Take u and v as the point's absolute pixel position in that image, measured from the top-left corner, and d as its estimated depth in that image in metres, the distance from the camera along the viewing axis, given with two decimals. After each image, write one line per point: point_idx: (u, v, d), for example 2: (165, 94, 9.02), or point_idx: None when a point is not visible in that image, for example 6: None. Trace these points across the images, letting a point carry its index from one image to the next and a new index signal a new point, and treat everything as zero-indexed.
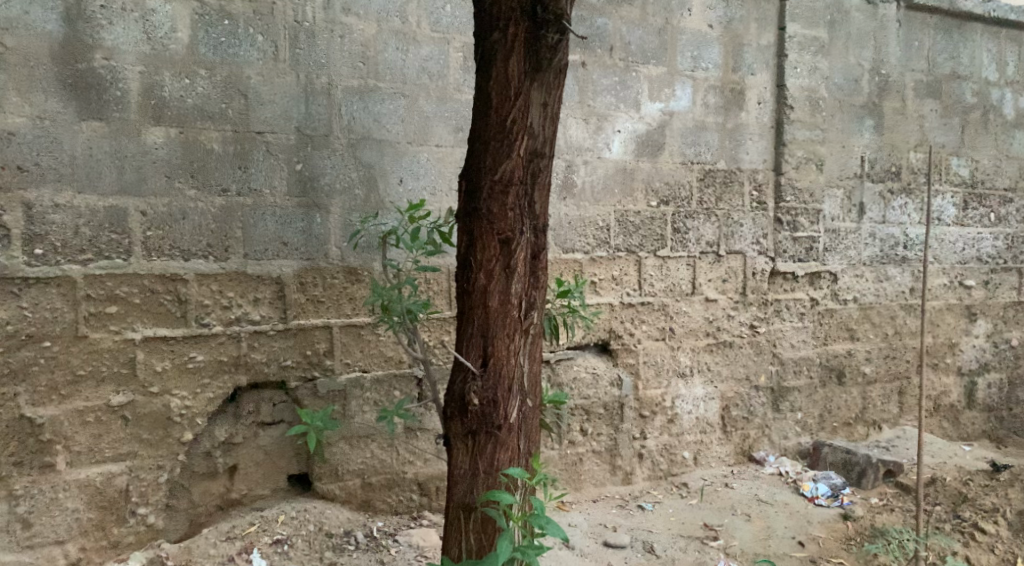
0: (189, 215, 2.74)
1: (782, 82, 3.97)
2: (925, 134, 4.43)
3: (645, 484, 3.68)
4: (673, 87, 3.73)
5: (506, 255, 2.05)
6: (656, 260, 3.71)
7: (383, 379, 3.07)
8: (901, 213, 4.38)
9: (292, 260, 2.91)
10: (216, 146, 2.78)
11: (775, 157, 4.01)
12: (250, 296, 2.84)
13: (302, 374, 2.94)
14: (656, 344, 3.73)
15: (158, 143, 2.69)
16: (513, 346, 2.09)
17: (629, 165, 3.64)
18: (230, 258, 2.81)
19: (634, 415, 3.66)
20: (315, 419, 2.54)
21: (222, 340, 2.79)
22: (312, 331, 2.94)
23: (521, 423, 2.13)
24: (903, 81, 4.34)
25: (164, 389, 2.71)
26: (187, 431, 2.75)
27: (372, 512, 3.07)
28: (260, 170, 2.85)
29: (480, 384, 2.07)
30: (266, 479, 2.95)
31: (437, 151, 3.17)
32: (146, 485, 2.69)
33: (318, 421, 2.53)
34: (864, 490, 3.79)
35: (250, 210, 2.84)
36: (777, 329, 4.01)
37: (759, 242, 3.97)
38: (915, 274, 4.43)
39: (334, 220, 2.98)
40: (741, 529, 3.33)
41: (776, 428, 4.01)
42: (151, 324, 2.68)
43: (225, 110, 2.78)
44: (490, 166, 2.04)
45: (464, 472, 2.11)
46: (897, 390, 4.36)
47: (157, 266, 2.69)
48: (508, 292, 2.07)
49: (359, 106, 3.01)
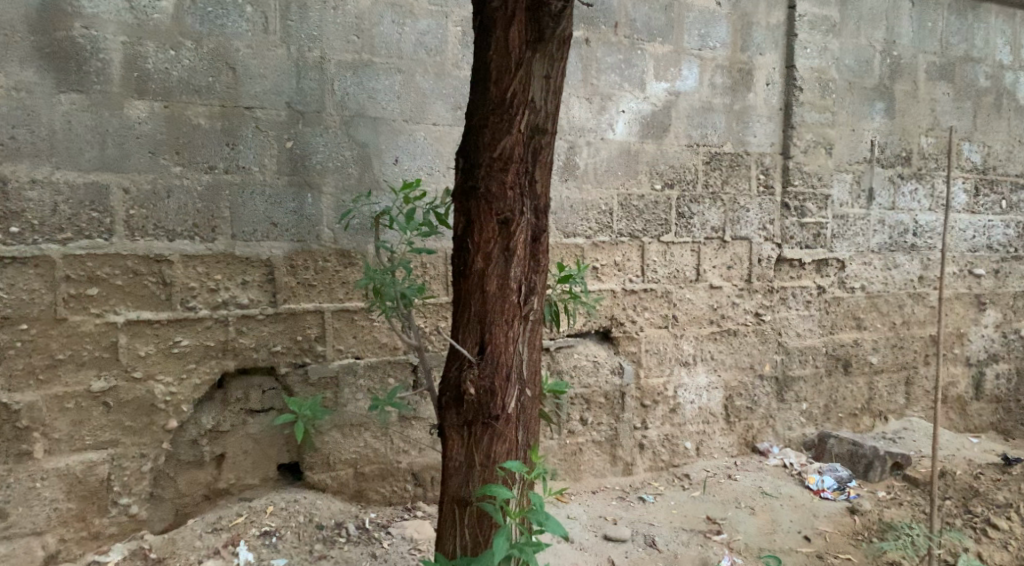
0: (174, 193, 2.62)
1: (792, 63, 3.84)
2: (937, 119, 4.31)
3: (646, 475, 3.59)
4: (680, 66, 3.60)
5: (505, 236, 1.94)
6: (660, 245, 3.60)
7: (377, 366, 2.97)
8: (911, 199, 4.26)
9: (282, 241, 2.79)
10: (203, 121, 2.65)
11: (783, 140, 3.88)
12: (238, 278, 2.72)
13: (293, 360, 2.83)
14: (659, 332, 3.62)
15: (141, 117, 2.56)
16: (512, 333, 1.98)
17: (633, 147, 3.52)
18: (218, 239, 2.69)
19: (634, 404, 3.56)
20: (302, 407, 2.43)
21: (209, 325, 2.68)
22: (303, 315, 2.83)
23: (520, 414, 2.02)
24: (915, 64, 4.21)
25: (147, 374, 2.60)
26: (172, 418, 2.65)
27: (365, 503, 2.97)
28: (249, 147, 2.73)
29: (477, 373, 1.97)
30: (256, 468, 2.84)
31: (435, 129, 3.04)
32: (129, 474, 2.59)
33: (306, 409, 2.42)
34: (871, 483, 3.70)
35: (238, 188, 2.72)
36: (783, 317, 3.91)
37: (765, 228, 3.85)
38: (925, 262, 4.31)
39: (326, 200, 2.85)
40: (745, 523, 3.24)
41: (781, 419, 3.92)
42: (135, 307, 2.57)
43: (212, 83, 2.66)
44: (488, 143, 1.92)
45: (459, 465, 2.01)
46: (904, 380, 4.26)
47: (140, 246, 2.58)
48: (507, 275, 1.96)
49: (354, 82, 2.88)
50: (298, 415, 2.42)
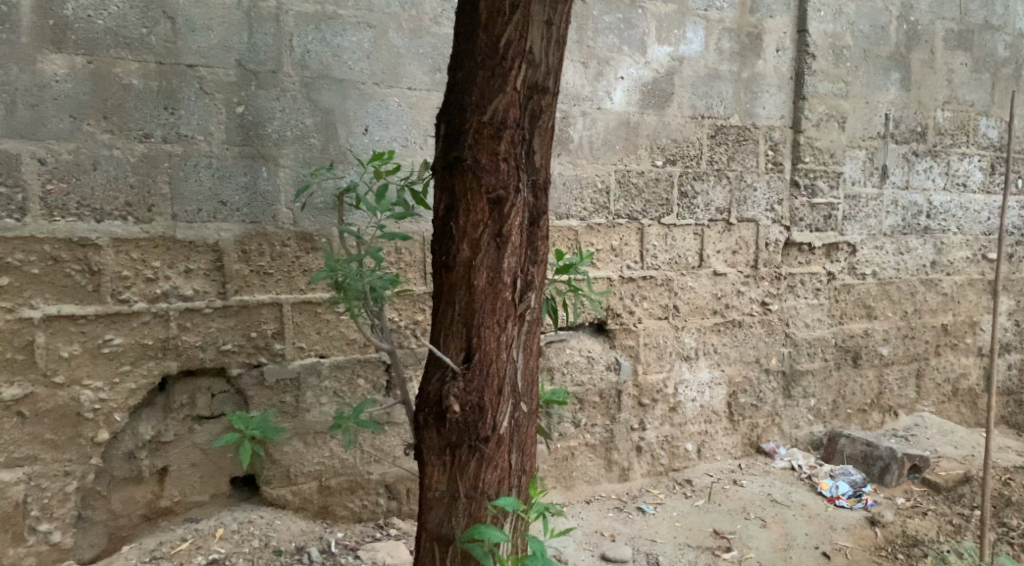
0: (101, 165, 2.21)
1: (805, 27, 3.48)
2: (953, 91, 3.98)
3: (644, 482, 3.28)
4: (684, 28, 3.23)
5: (497, 219, 1.59)
6: (661, 228, 3.26)
7: (344, 366, 2.61)
8: (926, 177, 3.95)
9: (233, 223, 2.40)
10: (135, 80, 2.23)
11: (793, 112, 3.54)
12: (181, 266, 2.33)
13: (247, 359, 2.46)
14: (658, 324, 3.29)
15: (59, 74, 2.14)
16: (505, 337, 1.63)
17: (633, 118, 3.15)
18: (155, 220, 2.29)
19: (632, 403, 3.24)
20: (251, 425, 2.03)
21: (146, 321, 2.29)
22: (258, 309, 2.45)
23: (513, 433, 1.67)
24: (933, 30, 3.87)
25: (72, 378, 2.21)
26: (102, 429, 2.26)
27: (331, 520, 2.63)
28: (192, 112, 2.32)
29: (463, 385, 1.61)
30: (204, 483, 2.47)
31: (411, 95, 2.65)
32: (50, 496, 2.21)
33: (254, 427, 2.02)
34: (887, 488, 3.45)
35: (180, 160, 2.31)
36: (791, 307, 3.59)
37: (774, 209, 3.52)
38: (938, 246, 4.02)
39: (283, 174, 2.46)
40: (758, 537, 2.96)
41: (787, 416, 3.63)
42: (55, 300, 2.17)
43: (146, 36, 2.23)
44: (477, 103, 1.58)
45: (440, 496, 1.66)
46: (914, 372, 3.99)
47: (61, 228, 2.17)
48: (499, 267, 1.61)
49: (316, 38, 2.48)
50: (246, 434, 2.02)
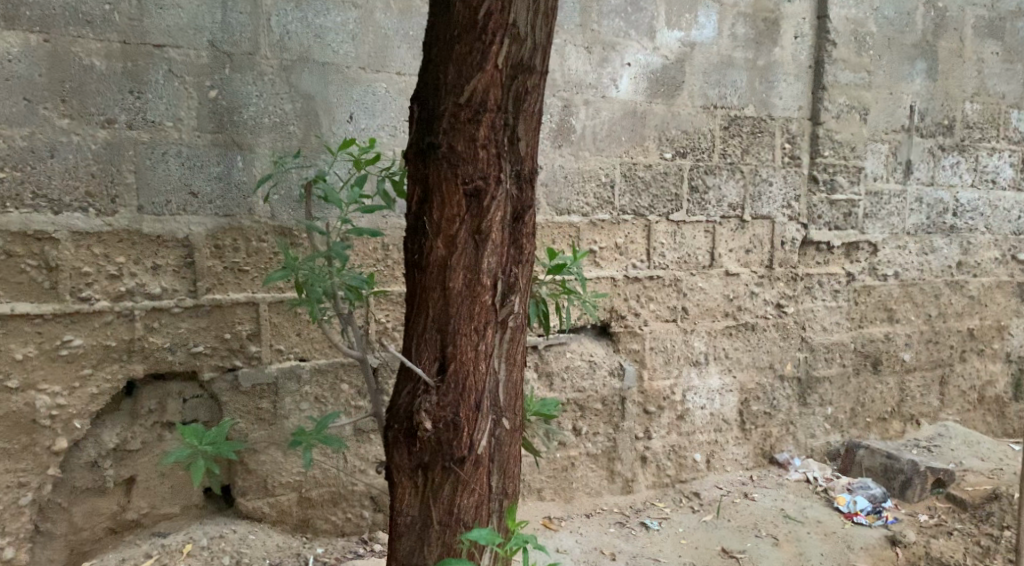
0: (59, 152, 2.05)
1: (825, 13, 3.26)
2: (983, 82, 3.74)
3: (648, 494, 3.09)
4: (695, 12, 3.02)
5: (474, 212, 1.41)
6: (669, 225, 3.06)
7: (326, 370, 2.44)
8: (953, 173, 3.72)
9: (204, 215, 2.23)
10: (97, 61, 2.06)
11: (812, 103, 3.32)
12: (147, 262, 2.17)
13: (220, 363, 2.29)
14: (666, 327, 3.09)
15: (12, 53, 1.97)
16: (484, 346, 1.45)
17: (639, 108, 2.96)
18: (119, 213, 2.13)
19: (637, 410, 3.05)
20: (205, 439, 1.71)
21: (110, 320, 2.13)
22: (232, 308, 2.28)
23: (493, 453, 1.49)
24: (962, 17, 3.63)
25: (27, 383, 2.05)
26: (61, 438, 2.11)
27: (312, 534, 2.47)
28: (160, 96, 2.15)
29: (436, 399, 1.44)
30: (175, 495, 2.32)
31: (399, 80, 2.47)
32: (3, 510, 2.05)
33: (209, 442, 1.69)
34: (909, 503, 3.26)
35: (146, 148, 2.15)
36: (807, 309, 3.38)
37: (790, 206, 3.31)
38: (965, 246, 3.79)
39: (260, 164, 2.29)
40: (769, 556, 2.77)
41: (802, 425, 3.42)
42: (8, 298, 2.01)
43: (109, 13, 2.06)
44: (453, 83, 1.40)
45: (411, 523, 1.49)
46: (938, 379, 3.76)
47: (14, 219, 2.00)
48: (477, 267, 1.42)
49: (296, 17, 2.30)
50: (198, 449, 1.70)
